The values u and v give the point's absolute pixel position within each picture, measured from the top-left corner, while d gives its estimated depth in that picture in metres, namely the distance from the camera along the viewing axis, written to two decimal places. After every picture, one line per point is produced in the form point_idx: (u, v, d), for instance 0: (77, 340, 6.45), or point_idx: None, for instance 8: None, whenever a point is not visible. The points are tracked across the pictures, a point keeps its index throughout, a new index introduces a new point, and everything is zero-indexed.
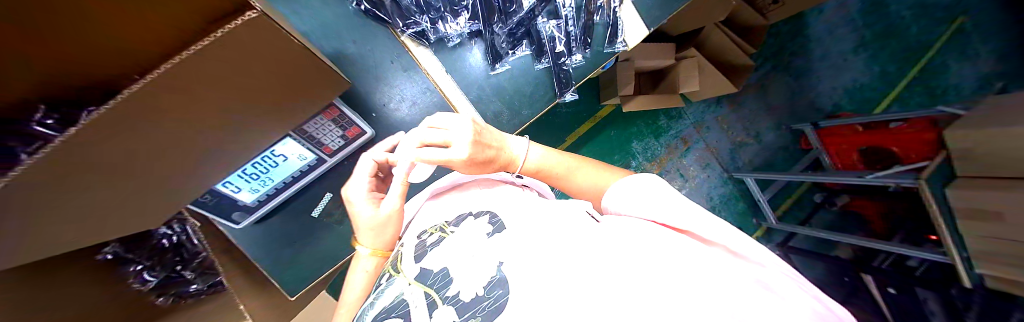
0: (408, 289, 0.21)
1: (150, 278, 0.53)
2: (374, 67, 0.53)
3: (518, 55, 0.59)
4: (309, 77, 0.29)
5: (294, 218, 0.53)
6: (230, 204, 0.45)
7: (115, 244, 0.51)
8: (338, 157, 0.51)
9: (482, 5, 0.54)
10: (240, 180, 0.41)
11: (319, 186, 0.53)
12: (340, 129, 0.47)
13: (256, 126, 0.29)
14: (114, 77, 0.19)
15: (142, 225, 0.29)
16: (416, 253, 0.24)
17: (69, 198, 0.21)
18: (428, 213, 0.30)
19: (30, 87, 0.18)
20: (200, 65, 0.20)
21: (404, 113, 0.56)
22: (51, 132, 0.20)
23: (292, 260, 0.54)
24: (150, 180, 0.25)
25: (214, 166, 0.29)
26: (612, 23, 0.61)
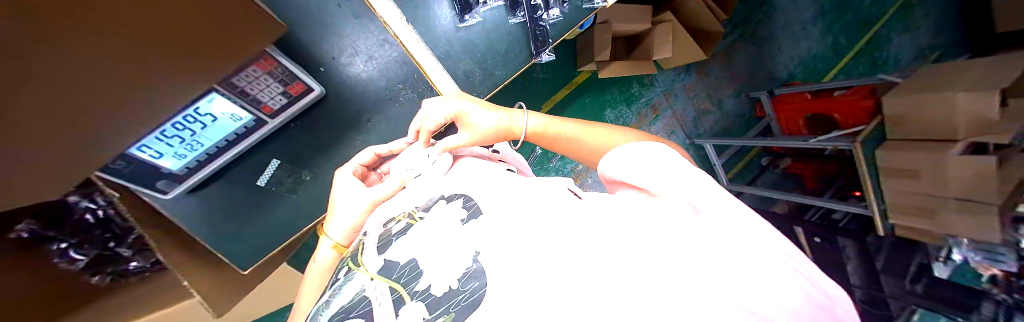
0: (371, 284, 0.18)
1: (80, 257, 0.47)
2: (313, 8, 0.43)
3: (490, 5, 0.52)
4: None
5: (230, 189, 0.44)
6: (152, 174, 0.36)
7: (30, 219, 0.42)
8: (282, 119, 0.43)
9: None
10: (164, 143, 0.33)
11: (260, 153, 0.45)
12: (280, 85, 0.40)
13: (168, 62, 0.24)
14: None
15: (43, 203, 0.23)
16: (380, 243, 0.22)
17: None
18: (403, 199, 0.28)
19: None
20: None
21: (360, 68, 0.47)
22: None
23: (238, 232, 0.47)
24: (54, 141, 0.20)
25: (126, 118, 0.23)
26: None
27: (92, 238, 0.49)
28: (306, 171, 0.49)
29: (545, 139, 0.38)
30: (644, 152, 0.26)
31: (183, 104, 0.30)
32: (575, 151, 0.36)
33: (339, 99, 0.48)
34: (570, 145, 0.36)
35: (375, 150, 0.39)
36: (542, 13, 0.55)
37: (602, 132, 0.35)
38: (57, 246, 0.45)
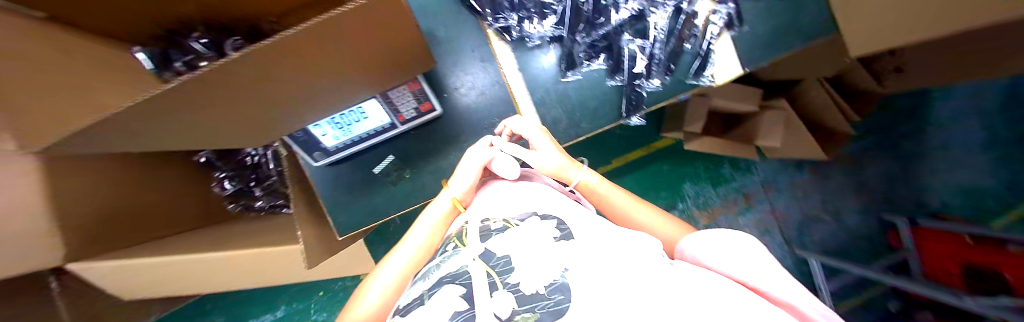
0: (472, 263, 0.25)
1: (226, 186, 0.77)
2: (455, 50, 0.58)
3: (592, 67, 0.57)
4: (397, 55, 0.37)
5: (355, 168, 0.57)
6: (310, 142, 0.50)
7: (209, 153, 0.73)
8: (408, 126, 0.56)
9: (573, 11, 0.55)
10: (329, 124, 0.48)
11: (383, 149, 0.58)
12: (416, 101, 0.53)
13: (359, 81, 0.38)
14: (284, 64, 0.26)
15: (278, 129, 0.42)
16: (482, 234, 0.30)
17: (254, 111, 0.33)
18: (486, 210, 0.36)
19: (232, 76, 0.24)
20: (321, 49, 0.27)
21: (470, 100, 0.59)
22: (220, 85, 0.23)
23: (348, 205, 0.58)
24: (290, 105, 0.36)
25: (329, 100, 0.40)
26: (704, 54, 0.54)
27: (242, 175, 0.77)
28: (409, 169, 0.59)
29: (593, 194, 0.46)
30: (723, 246, 0.29)
31: (356, 103, 0.45)
32: (617, 217, 0.44)
33: (450, 119, 0.59)
34: (621, 216, 0.44)
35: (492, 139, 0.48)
36: (641, 81, 0.56)
37: (653, 217, 0.42)
38: (216, 175, 0.77)
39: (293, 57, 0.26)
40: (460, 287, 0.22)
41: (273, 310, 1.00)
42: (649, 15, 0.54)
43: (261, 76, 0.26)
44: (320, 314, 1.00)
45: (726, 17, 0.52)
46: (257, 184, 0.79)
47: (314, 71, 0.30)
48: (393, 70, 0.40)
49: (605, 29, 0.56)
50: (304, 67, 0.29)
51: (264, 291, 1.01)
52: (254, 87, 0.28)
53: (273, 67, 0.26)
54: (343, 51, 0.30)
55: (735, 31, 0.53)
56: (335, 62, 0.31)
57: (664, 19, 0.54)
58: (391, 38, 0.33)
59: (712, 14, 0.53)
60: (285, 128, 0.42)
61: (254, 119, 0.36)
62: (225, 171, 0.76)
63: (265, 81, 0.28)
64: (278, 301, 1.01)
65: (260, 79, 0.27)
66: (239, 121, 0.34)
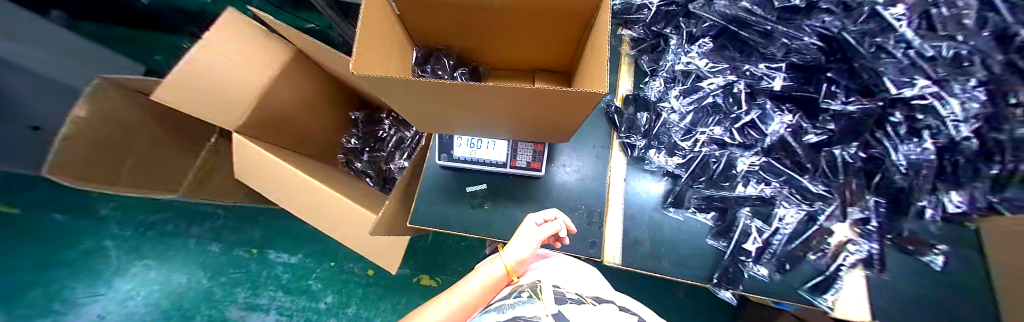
0: (547, 316, 0.29)
1: (353, 141, 1.05)
2: (583, 140, 0.69)
3: (698, 216, 0.58)
4: (556, 129, 0.49)
5: (455, 178, 0.67)
6: (450, 145, 0.64)
7: (360, 115, 1.06)
8: (514, 171, 0.64)
9: (701, 165, 0.57)
10: (467, 140, 0.64)
11: (483, 176, 0.66)
12: (530, 159, 0.64)
13: (523, 130, 0.51)
14: (509, 106, 0.38)
15: (446, 131, 0.56)
16: (558, 297, 0.34)
17: (456, 118, 0.48)
18: (557, 278, 0.40)
19: (486, 103, 0.38)
20: (533, 108, 0.39)
21: (571, 179, 0.66)
22: (478, 101, 0.36)
23: (431, 203, 0.66)
24: (470, 121, 0.49)
25: (493, 130, 0.53)
26: (831, 274, 0.48)
27: (365, 138, 1.04)
28: (491, 203, 0.65)
29: None
30: None
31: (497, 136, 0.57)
32: None
33: (544, 186, 0.66)
34: None
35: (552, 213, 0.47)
36: (748, 261, 0.51)
37: None
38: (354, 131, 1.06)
39: (520, 105, 0.38)
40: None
41: (291, 254, 1.16)
42: (778, 206, 0.51)
43: (494, 107, 0.39)
44: (316, 283, 1.11)
45: (867, 255, 0.47)
46: (369, 150, 1.03)
47: (514, 116, 0.43)
48: (545, 134, 0.52)
49: (726, 193, 0.55)
50: (513, 113, 0.42)
51: (300, 233, 1.19)
52: (475, 109, 0.42)
53: (504, 106, 0.38)
54: (541, 115, 0.42)
55: (873, 274, 0.48)
56: (529, 117, 0.44)
57: (795, 217, 0.50)
58: (569, 120, 0.44)
59: (850, 243, 0.47)
60: (449, 131, 0.57)
61: (448, 122, 0.50)
62: (359, 132, 1.06)
63: (488, 108, 0.41)
64: (301, 249, 1.16)
65: (487, 106, 0.40)
66: (441, 120, 0.49)
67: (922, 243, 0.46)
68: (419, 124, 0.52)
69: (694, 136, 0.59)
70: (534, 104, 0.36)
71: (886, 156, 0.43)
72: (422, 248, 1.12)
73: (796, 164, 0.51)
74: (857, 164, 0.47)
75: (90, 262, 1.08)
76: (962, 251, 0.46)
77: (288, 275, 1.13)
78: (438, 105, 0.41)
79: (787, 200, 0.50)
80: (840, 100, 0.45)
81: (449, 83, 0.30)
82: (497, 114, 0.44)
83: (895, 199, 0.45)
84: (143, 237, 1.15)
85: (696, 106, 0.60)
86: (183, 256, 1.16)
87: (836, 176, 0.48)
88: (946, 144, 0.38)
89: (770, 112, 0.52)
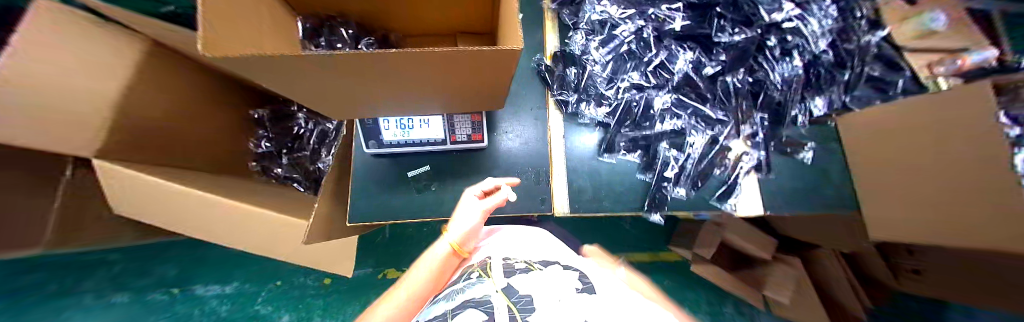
0: (494, 294, 0.28)
1: (263, 145, 0.89)
2: (520, 103, 0.68)
3: (628, 156, 0.63)
4: (490, 93, 0.46)
5: (393, 165, 0.62)
6: (374, 132, 0.56)
7: (263, 112, 0.90)
8: (454, 147, 0.61)
9: (624, 109, 0.63)
10: (396, 121, 0.55)
11: (424, 158, 0.63)
12: (470, 131, 0.60)
13: (452, 99, 0.47)
14: (430, 76, 0.35)
15: (366, 114, 0.49)
16: (506, 269, 0.33)
17: (370, 96, 0.41)
18: (512, 246, 0.40)
19: (396, 74, 0.32)
20: (456, 74, 0.36)
21: (513, 145, 0.65)
22: (386, 73, 0.31)
23: (370, 196, 0.60)
24: (385, 96, 0.42)
25: (418, 104, 0.47)
26: (731, 183, 0.58)
27: (280, 139, 0.90)
28: (437, 183, 0.62)
29: None
30: None
31: (427, 114, 0.53)
32: None
33: (488, 156, 0.65)
34: None
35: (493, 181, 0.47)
36: (670, 184, 0.60)
37: None
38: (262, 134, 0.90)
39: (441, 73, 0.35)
40: (482, 313, 0.26)
41: (224, 283, 0.96)
42: (690, 136, 0.60)
43: (408, 77, 0.34)
44: (265, 306, 0.96)
45: (756, 162, 0.59)
46: (288, 151, 0.90)
47: (436, 85, 0.39)
48: (480, 100, 0.49)
49: (647, 132, 0.62)
50: (434, 82, 0.38)
51: (228, 257, 0.96)
52: (391, 84, 0.36)
53: (420, 74, 0.34)
54: (469, 82, 0.40)
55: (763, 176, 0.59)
56: (454, 85, 0.40)
57: (702, 143, 0.60)
58: (499, 83, 0.42)
59: (744, 156, 0.59)
60: (369, 114, 0.49)
61: (360, 100, 0.42)
62: (268, 133, 0.90)
63: (402, 81, 0.35)
64: (234, 275, 0.97)
65: (402, 79, 0.35)
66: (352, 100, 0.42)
67: (796, 144, 0.59)
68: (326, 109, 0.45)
69: (616, 85, 0.64)
70: (464, 77, 0.37)
71: (764, 77, 0.58)
72: (379, 244, 1.08)
73: (698, 95, 0.60)
74: (742, 88, 0.59)
75: None
76: (826, 145, 0.59)
77: (227, 306, 0.93)
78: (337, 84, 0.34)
79: (694, 130, 0.60)
80: (729, 31, 0.59)
81: (346, 60, 0.25)
82: (428, 91, 0.42)
83: (774, 113, 0.60)
84: None
85: (613, 55, 0.65)
86: None
87: (728, 102, 0.59)
88: (806, 58, 0.57)
89: (676, 53, 0.61)
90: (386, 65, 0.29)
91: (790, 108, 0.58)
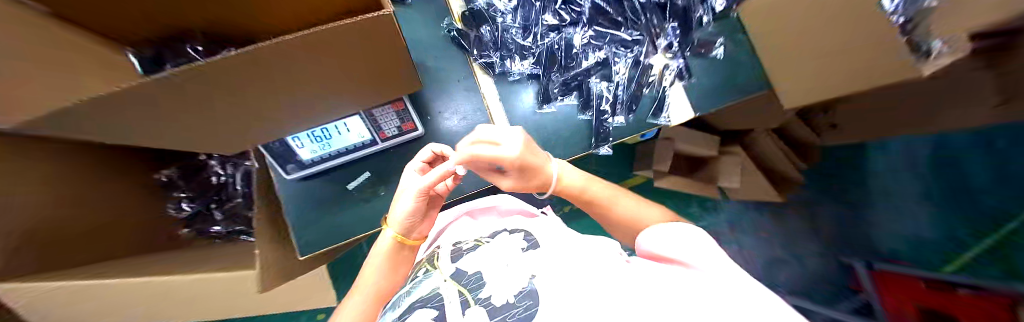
0: (443, 284, 0.29)
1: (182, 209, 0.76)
2: (445, 78, 0.64)
3: (565, 101, 0.63)
4: (390, 75, 0.40)
5: (330, 183, 0.57)
6: (289, 154, 0.50)
7: (170, 172, 0.75)
8: (389, 144, 0.58)
9: (549, 55, 0.62)
10: (307, 137, 0.48)
11: (362, 164, 0.58)
12: (399, 120, 0.56)
13: (348, 95, 0.40)
14: (282, 68, 0.28)
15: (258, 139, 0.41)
16: (454, 255, 0.34)
17: (237, 115, 0.34)
18: (459, 232, 0.39)
19: (230, 75, 0.25)
20: (319, 60, 0.29)
21: (452, 124, 0.63)
22: (207, 76, 0.24)
23: (317, 222, 0.56)
24: (258, 112, 0.35)
25: (311, 112, 0.40)
26: (660, 98, 0.62)
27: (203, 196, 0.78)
28: (384, 186, 0.58)
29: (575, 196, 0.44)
30: (674, 231, 0.33)
31: (336, 117, 0.46)
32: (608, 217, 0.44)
33: (430, 142, 0.62)
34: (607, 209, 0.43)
35: (434, 148, 0.42)
36: (609, 117, 0.62)
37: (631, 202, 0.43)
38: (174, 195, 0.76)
39: (295, 60, 0.28)
40: (433, 309, 0.26)
41: None
42: (615, 64, 0.62)
43: (252, 77, 0.27)
44: None
45: (680, 71, 0.61)
46: (219, 205, 0.79)
47: (306, 79, 0.32)
48: (387, 87, 0.43)
49: (576, 71, 0.62)
50: (300, 76, 0.31)
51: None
52: (244, 92, 0.30)
53: (266, 70, 0.27)
54: (348, 65, 0.33)
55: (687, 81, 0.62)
56: (332, 75, 0.34)
57: (627, 67, 0.62)
58: (391, 56, 0.36)
59: (668, 69, 0.61)
60: (261, 138, 0.42)
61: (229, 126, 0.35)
62: (186, 192, 0.77)
63: (253, 83, 0.29)
64: None
65: (251, 80, 0.28)
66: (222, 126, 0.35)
67: (707, 44, 0.60)
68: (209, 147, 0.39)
69: (533, 31, 0.62)
70: (353, 65, 0.34)
71: None
72: (359, 263, 0.95)
73: (611, 20, 0.61)
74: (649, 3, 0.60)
75: None
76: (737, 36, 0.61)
77: None
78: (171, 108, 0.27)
79: (617, 56, 0.62)
80: None
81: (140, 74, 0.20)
82: (323, 93, 0.38)
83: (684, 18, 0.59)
84: None
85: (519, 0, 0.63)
86: None
87: (640, 18, 0.60)
88: None
89: None
90: (233, 67, 0.24)
91: (694, 9, 0.59)
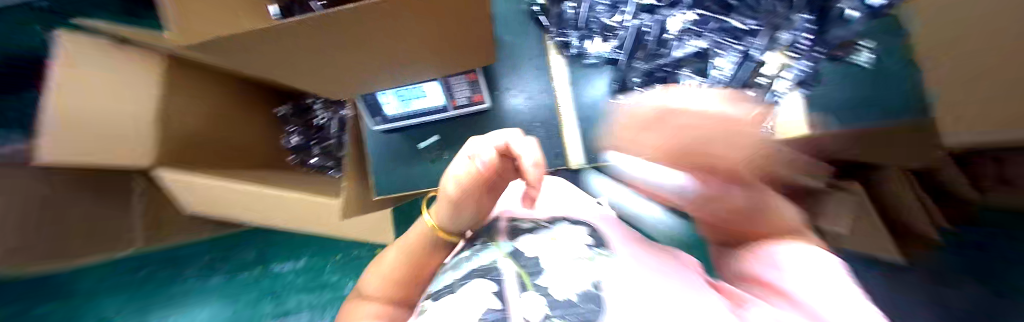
0: (501, 259, 0.28)
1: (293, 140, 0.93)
2: (518, 56, 0.63)
3: (643, 93, 0.53)
4: (475, 47, 0.43)
5: (405, 139, 0.63)
6: (377, 107, 0.57)
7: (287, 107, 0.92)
8: (458, 112, 0.61)
9: (635, 40, 0.55)
10: (393, 94, 0.54)
11: (432, 128, 0.63)
12: (470, 92, 0.58)
13: (436, 62, 0.44)
14: (392, 28, 0.31)
15: (359, 88, 0.49)
16: (511, 231, 0.34)
17: (353, 64, 0.40)
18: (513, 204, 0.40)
19: (355, 28, 0.30)
20: (422, 24, 0.32)
21: (517, 102, 0.63)
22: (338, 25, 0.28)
23: (390, 170, 0.63)
24: (365, 64, 0.40)
25: (404, 71, 0.45)
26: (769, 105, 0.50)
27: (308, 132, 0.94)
28: (448, 151, 0.63)
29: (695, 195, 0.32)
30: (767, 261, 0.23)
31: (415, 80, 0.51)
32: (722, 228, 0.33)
33: (494, 117, 0.63)
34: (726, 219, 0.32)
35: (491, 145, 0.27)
36: None
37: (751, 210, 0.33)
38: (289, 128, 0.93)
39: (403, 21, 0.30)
40: (490, 283, 0.25)
41: (297, 259, 1.07)
42: (716, 56, 0.52)
43: (371, 32, 0.31)
44: (333, 275, 1.05)
45: (805, 74, 0.49)
46: (317, 141, 0.94)
47: (408, 41, 0.36)
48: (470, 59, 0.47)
49: (662, 60, 0.54)
50: (403, 37, 0.35)
51: (292, 239, 1.08)
52: (360, 44, 0.34)
53: (382, 26, 0.31)
54: (445, 32, 0.36)
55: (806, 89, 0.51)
56: (429, 39, 0.37)
57: (731, 63, 0.50)
58: (480, 29, 0.38)
59: (790, 69, 0.48)
60: (361, 88, 0.49)
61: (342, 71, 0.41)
62: (294, 127, 0.93)
63: (369, 38, 0.33)
64: (303, 252, 1.07)
65: (368, 35, 0.32)
66: (336, 71, 0.41)
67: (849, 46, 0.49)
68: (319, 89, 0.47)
69: (622, 9, 0.55)
70: (455, 37, 0.38)
71: None
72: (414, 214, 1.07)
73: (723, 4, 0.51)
74: None
75: None
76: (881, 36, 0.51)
77: (303, 277, 1.05)
78: (314, 48, 0.33)
79: (723, 47, 0.51)
80: None
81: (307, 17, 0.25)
82: (423, 56, 0.42)
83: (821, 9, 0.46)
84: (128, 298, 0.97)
85: None
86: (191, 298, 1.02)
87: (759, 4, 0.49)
88: None
89: None
90: (360, 18, 0.27)
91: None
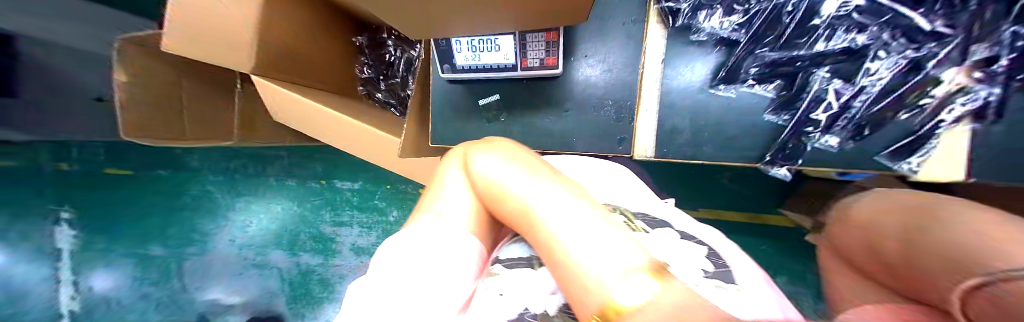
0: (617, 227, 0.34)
1: (365, 72, 0.98)
2: (606, 16, 0.54)
3: (755, 90, 0.49)
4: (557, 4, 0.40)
5: (467, 92, 0.61)
6: (449, 54, 0.58)
7: (363, 39, 0.96)
8: (526, 74, 0.56)
9: (769, 18, 0.46)
10: (467, 43, 0.56)
11: (496, 86, 0.59)
12: (543, 54, 0.54)
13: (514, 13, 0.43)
14: None
15: (449, 34, 0.52)
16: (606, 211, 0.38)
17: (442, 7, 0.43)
18: (595, 185, 0.46)
19: None
20: None
21: (592, 72, 0.55)
22: None
23: (447, 121, 0.63)
24: (451, 7, 0.42)
25: (486, 19, 0.46)
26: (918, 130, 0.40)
27: (378, 67, 0.98)
28: (507, 113, 0.60)
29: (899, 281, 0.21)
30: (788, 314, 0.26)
31: (495, 33, 0.52)
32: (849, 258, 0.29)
33: (563, 86, 0.57)
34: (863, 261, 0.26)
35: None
36: (815, 132, 0.46)
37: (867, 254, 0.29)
38: (362, 60, 0.98)
39: None
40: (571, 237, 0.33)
41: (353, 180, 1.17)
42: (871, 59, 0.41)
43: None
44: (382, 202, 1.14)
45: (980, 105, 0.36)
46: (384, 78, 0.98)
47: None
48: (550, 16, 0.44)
49: (798, 52, 0.45)
50: None
51: (350, 163, 1.17)
52: None
53: None
54: None
55: (980, 128, 0.37)
56: None
57: (888, 71, 0.40)
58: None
59: (961, 93, 0.36)
60: (449, 34, 0.52)
61: (433, 13, 0.45)
62: (368, 60, 0.98)
63: None
64: (359, 175, 1.16)
65: None
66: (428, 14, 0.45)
67: None
68: (403, 28, 0.52)
69: None
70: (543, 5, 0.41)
71: None
72: None
73: None
74: None
75: (198, 204, 1.19)
76: None
77: (358, 197, 1.15)
78: None
79: (886, 48, 0.40)
80: None
81: None
82: (505, 17, 0.45)
83: None
84: (230, 178, 1.20)
85: None
86: (273, 192, 1.20)
87: None
88: None
89: None
90: None
91: None
